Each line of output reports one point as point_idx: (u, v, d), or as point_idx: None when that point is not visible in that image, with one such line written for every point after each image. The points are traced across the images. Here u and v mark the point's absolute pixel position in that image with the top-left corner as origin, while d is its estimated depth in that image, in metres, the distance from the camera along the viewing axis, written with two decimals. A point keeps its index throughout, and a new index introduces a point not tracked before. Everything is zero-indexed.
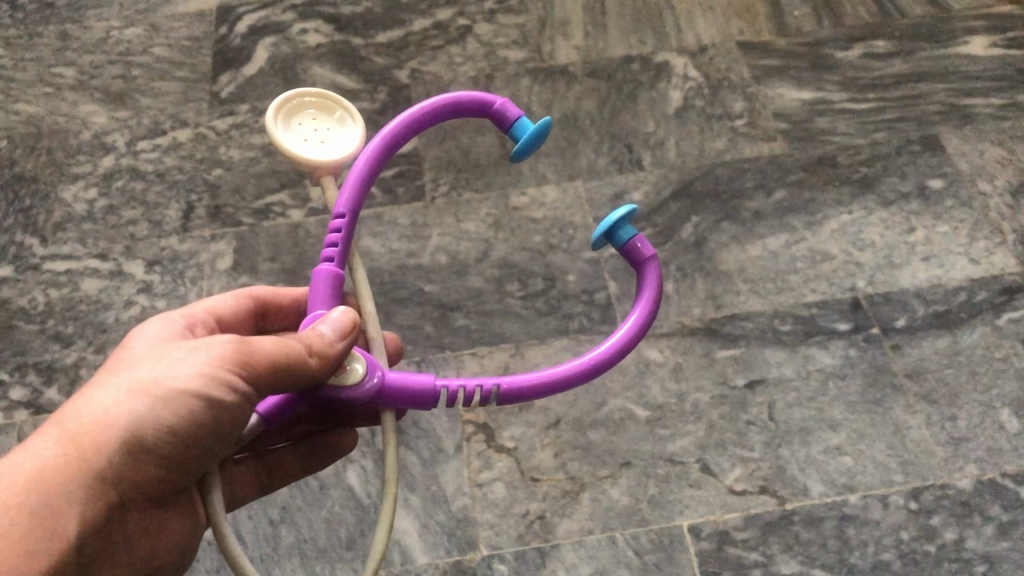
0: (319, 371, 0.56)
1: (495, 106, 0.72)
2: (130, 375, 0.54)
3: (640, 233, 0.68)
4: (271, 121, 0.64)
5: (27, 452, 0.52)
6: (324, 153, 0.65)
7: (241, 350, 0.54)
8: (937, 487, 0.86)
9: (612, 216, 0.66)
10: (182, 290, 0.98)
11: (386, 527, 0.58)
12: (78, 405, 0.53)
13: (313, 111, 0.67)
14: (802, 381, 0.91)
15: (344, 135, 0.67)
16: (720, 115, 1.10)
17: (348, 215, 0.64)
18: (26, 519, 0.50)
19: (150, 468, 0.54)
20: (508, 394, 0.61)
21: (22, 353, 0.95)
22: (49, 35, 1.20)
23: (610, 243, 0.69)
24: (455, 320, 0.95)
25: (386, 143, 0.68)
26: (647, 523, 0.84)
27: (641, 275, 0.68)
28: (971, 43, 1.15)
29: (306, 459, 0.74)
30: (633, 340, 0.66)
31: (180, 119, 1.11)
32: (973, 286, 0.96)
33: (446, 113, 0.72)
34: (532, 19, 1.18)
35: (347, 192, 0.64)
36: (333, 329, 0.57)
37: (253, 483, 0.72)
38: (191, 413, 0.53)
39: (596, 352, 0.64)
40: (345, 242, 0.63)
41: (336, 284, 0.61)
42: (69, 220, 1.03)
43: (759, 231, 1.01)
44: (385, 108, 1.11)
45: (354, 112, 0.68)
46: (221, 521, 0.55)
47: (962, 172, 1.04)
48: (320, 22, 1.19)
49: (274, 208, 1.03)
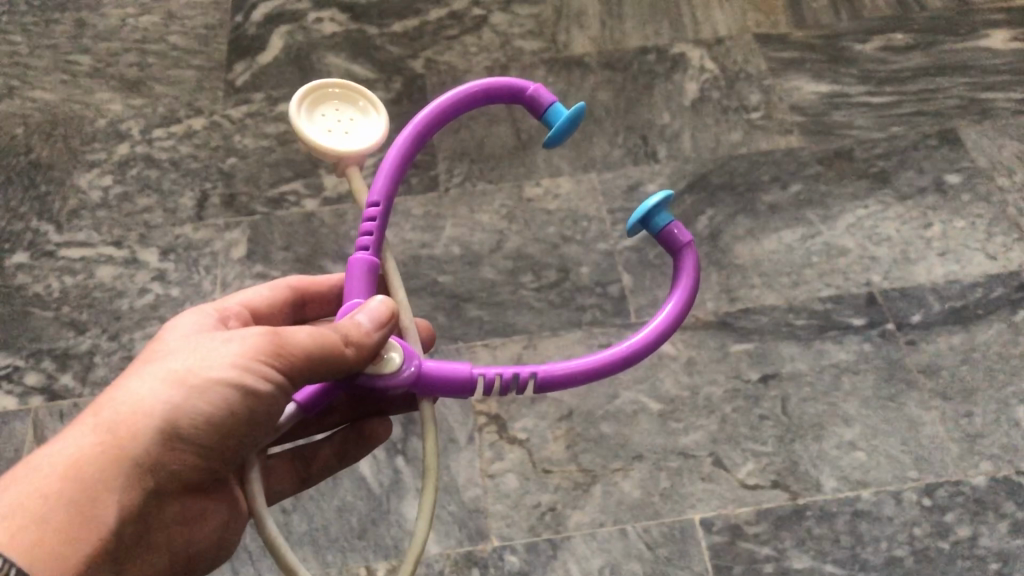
0: (355, 362, 0.55)
1: (529, 93, 0.71)
2: (164, 365, 0.54)
3: (676, 219, 0.67)
4: (294, 111, 0.64)
5: (63, 442, 0.51)
6: (348, 143, 0.65)
7: (276, 342, 0.54)
8: (952, 484, 0.85)
9: (647, 202, 0.65)
10: (196, 278, 0.98)
11: (425, 520, 0.58)
12: (114, 394, 0.53)
13: (335, 101, 0.67)
14: (816, 375, 0.91)
15: (367, 124, 0.66)
16: (736, 107, 1.09)
17: (382, 203, 0.63)
18: (66, 507, 0.50)
19: (186, 457, 0.54)
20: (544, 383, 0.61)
21: (37, 340, 0.95)
22: (65, 22, 1.20)
23: (646, 230, 0.67)
24: (468, 311, 0.95)
25: (417, 130, 0.68)
26: (659, 516, 0.84)
27: (678, 263, 0.67)
28: (991, 36, 1.14)
29: (342, 448, 0.74)
30: (669, 329, 0.65)
31: (195, 108, 1.11)
32: (990, 281, 0.96)
33: (478, 100, 0.71)
34: (548, 9, 1.18)
35: (381, 180, 0.64)
36: (370, 319, 0.56)
37: (292, 477, 0.73)
38: (226, 403, 0.53)
39: (632, 342, 0.63)
40: (380, 231, 0.63)
41: (371, 271, 0.61)
42: (84, 206, 1.04)
43: (775, 224, 1.01)
44: (399, 98, 1.10)
45: (377, 102, 0.67)
46: (261, 512, 0.55)
47: (981, 167, 1.04)
48: (335, 11, 1.19)
49: (288, 198, 1.03)
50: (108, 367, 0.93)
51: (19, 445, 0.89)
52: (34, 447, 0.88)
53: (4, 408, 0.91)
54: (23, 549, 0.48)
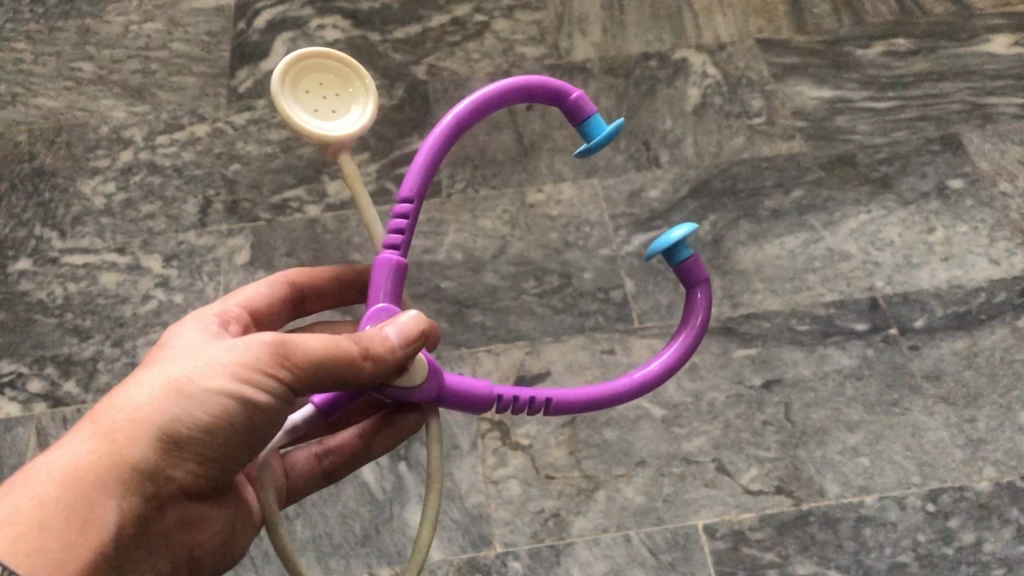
0: (372, 374, 0.54)
1: (569, 98, 0.69)
2: (163, 372, 0.53)
3: (695, 254, 0.64)
4: (278, 87, 0.59)
5: (61, 451, 0.51)
6: (338, 125, 0.61)
7: (284, 351, 0.53)
8: (956, 489, 0.85)
9: (671, 235, 0.62)
10: (199, 285, 0.98)
11: (429, 527, 0.57)
12: (112, 402, 0.53)
13: (318, 72, 0.62)
14: (819, 381, 0.91)
15: (353, 103, 0.62)
16: (739, 113, 1.09)
17: (414, 200, 0.62)
18: (65, 514, 0.49)
19: (184, 464, 0.53)
20: (557, 408, 0.61)
21: (41, 346, 0.95)
22: (69, 29, 1.20)
23: (665, 258, 0.65)
24: (471, 316, 0.95)
25: (456, 124, 0.66)
26: (662, 522, 0.84)
27: (689, 297, 0.66)
28: (993, 42, 1.14)
29: (366, 438, 0.70)
30: (678, 362, 0.66)
31: (198, 115, 1.11)
32: (993, 286, 0.96)
33: (518, 96, 0.68)
34: (550, 15, 1.18)
35: (413, 175, 0.62)
36: (399, 333, 0.54)
37: (315, 473, 0.71)
38: (226, 412, 0.52)
39: (643, 371, 0.64)
40: (411, 230, 0.61)
41: (398, 274, 0.59)
42: (88, 213, 1.04)
43: (777, 229, 1.01)
44: (402, 104, 1.11)
45: (365, 79, 0.63)
46: (274, 518, 0.56)
47: (983, 172, 1.04)
48: (338, 17, 1.19)
49: (291, 204, 1.03)
50: (111, 373, 0.93)
51: (23, 452, 0.89)
52: (38, 454, 0.88)
53: (8, 415, 0.91)
54: (23, 558, 0.46)
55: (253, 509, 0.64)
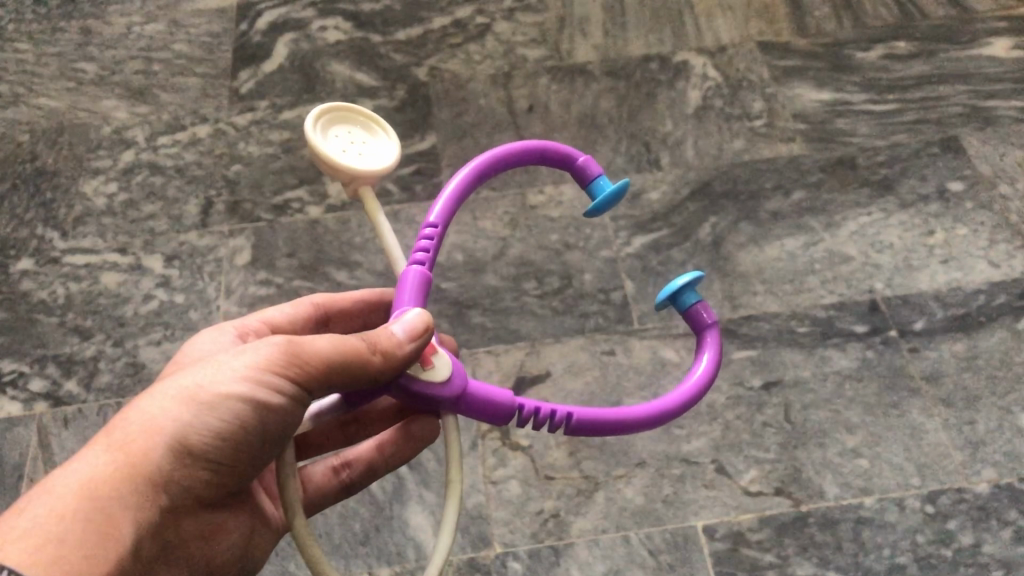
0: (382, 370, 0.53)
1: (579, 161, 0.69)
2: (175, 383, 0.53)
3: (703, 300, 0.64)
4: (309, 129, 0.60)
5: (77, 464, 0.51)
6: (365, 163, 0.61)
7: (291, 352, 0.53)
8: (955, 491, 0.85)
9: (676, 282, 0.62)
10: (200, 285, 0.98)
11: (450, 533, 0.55)
12: (126, 415, 0.52)
13: (344, 123, 0.63)
14: (819, 382, 0.91)
15: (380, 147, 0.63)
16: (739, 115, 1.10)
17: (440, 225, 0.61)
18: (83, 526, 0.48)
19: (197, 472, 0.53)
20: (576, 426, 0.58)
21: (42, 346, 0.95)
22: (71, 30, 1.21)
23: (672, 305, 0.65)
24: (471, 317, 0.95)
25: (481, 165, 0.65)
26: (662, 522, 0.84)
27: (700, 339, 0.65)
28: (994, 45, 1.14)
29: (383, 452, 0.70)
30: (703, 388, 0.63)
31: (199, 115, 1.11)
32: (992, 289, 0.96)
33: (530, 158, 0.68)
34: (551, 18, 1.19)
35: (441, 203, 0.62)
36: (405, 330, 0.54)
37: (331, 487, 0.70)
38: (239, 417, 0.52)
39: (668, 398, 0.61)
40: (437, 250, 0.60)
41: (423, 285, 0.58)
42: (89, 213, 1.04)
43: (778, 231, 1.01)
44: (403, 106, 1.11)
45: (387, 126, 0.64)
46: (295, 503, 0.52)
47: (983, 175, 1.04)
48: (340, 19, 1.20)
49: (292, 205, 1.03)
50: (112, 373, 0.93)
51: (20, 452, 0.89)
52: (38, 453, 0.88)
53: (8, 414, 0.91)
54: (42, 567, 0.46)
55: (270, 516, 0.64)
